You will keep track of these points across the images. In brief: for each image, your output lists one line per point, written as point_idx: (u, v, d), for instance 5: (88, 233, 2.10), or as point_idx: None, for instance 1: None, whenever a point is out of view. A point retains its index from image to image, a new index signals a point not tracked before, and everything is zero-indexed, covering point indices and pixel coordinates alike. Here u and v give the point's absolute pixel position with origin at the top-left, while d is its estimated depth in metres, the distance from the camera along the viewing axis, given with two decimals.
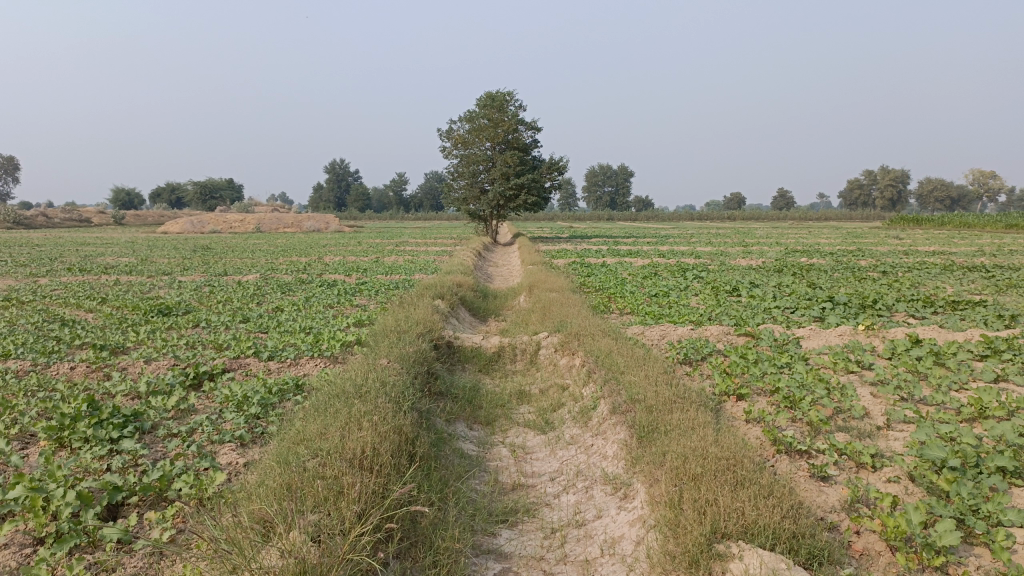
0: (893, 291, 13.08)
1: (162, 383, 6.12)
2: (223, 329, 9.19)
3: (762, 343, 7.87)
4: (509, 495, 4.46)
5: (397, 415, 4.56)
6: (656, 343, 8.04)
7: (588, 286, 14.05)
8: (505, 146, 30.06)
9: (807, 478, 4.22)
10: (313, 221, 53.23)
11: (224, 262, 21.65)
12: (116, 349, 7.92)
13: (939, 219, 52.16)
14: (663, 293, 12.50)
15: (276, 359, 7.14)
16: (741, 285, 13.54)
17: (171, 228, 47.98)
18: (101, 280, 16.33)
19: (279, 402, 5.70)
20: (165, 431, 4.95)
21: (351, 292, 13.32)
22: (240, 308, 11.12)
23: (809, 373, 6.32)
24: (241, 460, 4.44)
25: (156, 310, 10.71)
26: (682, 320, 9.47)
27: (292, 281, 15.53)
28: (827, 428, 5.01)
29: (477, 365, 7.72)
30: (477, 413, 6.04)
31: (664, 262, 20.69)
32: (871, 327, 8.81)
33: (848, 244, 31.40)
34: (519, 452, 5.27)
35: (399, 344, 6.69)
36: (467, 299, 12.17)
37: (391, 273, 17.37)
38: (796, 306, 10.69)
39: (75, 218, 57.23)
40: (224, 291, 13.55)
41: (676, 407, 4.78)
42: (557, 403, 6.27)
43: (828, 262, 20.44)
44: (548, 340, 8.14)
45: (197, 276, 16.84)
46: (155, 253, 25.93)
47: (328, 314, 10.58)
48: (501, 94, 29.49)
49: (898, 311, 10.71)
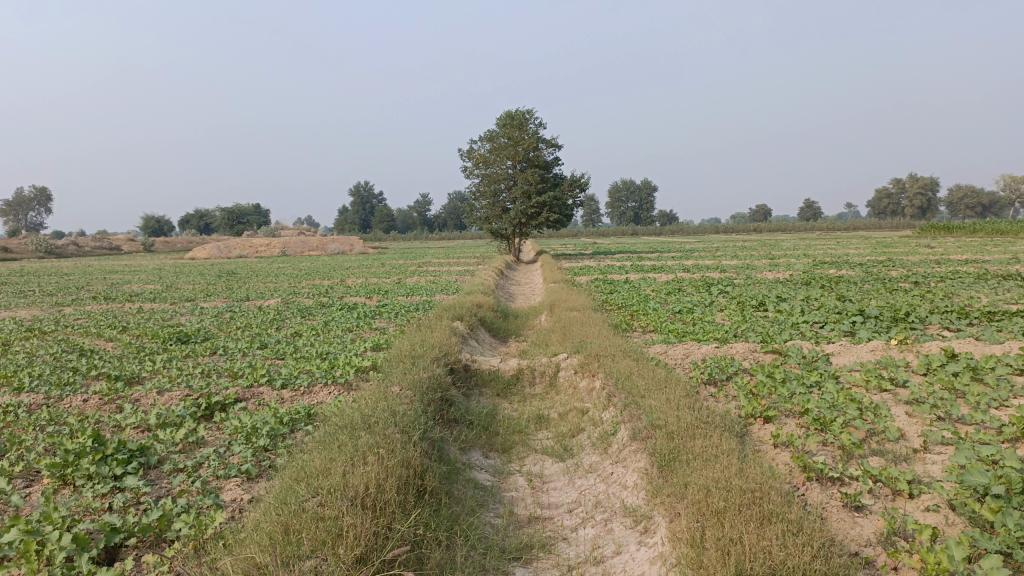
0: (925, 303, 12.69)
1: (173, 415, 6.00)
2: (240, 357, 9.09)
3: (790, 361, 7.59)
4: (524, 529, 4.24)
5: (406, 446, 4.38)
6: (680, 362, 7.80)
7: (610, 303, 13.83)
8: (526, 164, 30.00)
9: (840, 508, 3.96)
10: (337, 244, 53.54)
11: (247, 287, 21.71)
12: (131, 379, 7.83)
13: (970, 227, 51.15)
14: (687, 309, 12.23)
15: (290, 386, 7.00)
16: (768, 300, 13.23)
17: (198, 254, 48.51)
18: (124, 308, 16.41)
19: (290, 432, 5.55)
20: (171, 466, 4.81)
21: (371, 315, 13.22)
22: (258, 334, 11.05)
23: (840, 392, 6.04)
24: (245, 497, 4.29)
25: (174, 338, 10.67)
26: (707, 338, 9.21)
27: (313, 305, 15.48)
28: (860, 452, 4.75)
29: (495, 389, 7.52)
30: (493, 439, 5.84)
31: (688, 277, 20.38)
32: (904, 341, 8.48)
33: (877, 255, 30.81)
34: (536, 481, 5.06)
35: (413, 369, 6.52)
36: (486, 320, 11.99)
37: (412, 295, 17.27)
38: (824, 321, 10.37)
39: (105, 246, 58.13)
40: (245, 317, 13.51)
41: (699, 433, 4.54)
42: (576, 428, 6.05)
43: (857, 274, 20.00)
44: (567, 361, 7.93)
45: (219, 302, 16.86)
46: (180, 280, 26.11)
47: (346, 339, 10.45)
48: (520, 112, 29.49)
49: (932, 324, 10.34)
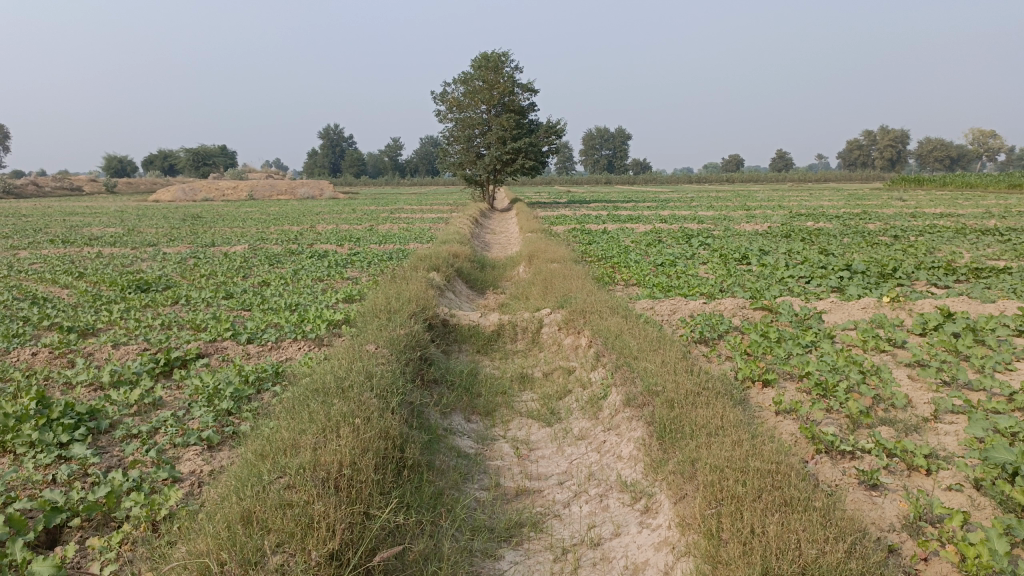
0: (910, 257, 12.45)
1: (128, 373, 5.54)
2: (203, 307, 8.58)
3: (782, 319, 7.30)
4: (513, 504, 3.90)
5: (384, 414, 3.99)
6: (668, 320, 7.47)
7: (590, 254, 13.45)
8: (501, 109, 29.23)
9: (855, 486, 3.67)
10: (307, 188, 52.27)
11: (214, 232, 20.94)
12: (85, 331, 7.31)
13: (941, 181, 51.39)
14: (669, 262, 11.88)
15: (256, 341, 6.55)
16: (751, 252, 12.92)
17: (162, 197, 47.10)
18: (83, 252, 15.67)
19: (255, 394, 5.13)
20: (123, 431, 4.38)
21: (343, 264, 12.70)
22: (223, 283, 10.50)
23: (840, 354, 5.75)
24: (206, 469, 3.88)
25: (134, 286, 10.09)
26: (693, 293, 8.86)
27: (281, 252, 14.89)
28: (869, 422, 4.46)
29: (475, 347, 7.13)
30: (475, 402, 5.47)
31: (667, 228, 19.99)
32: (896, 299, 8.23)
33: (852, 207, 30.67)
34: (522, 448, 4.71)
35: (389, 326, 6.09)
36: (463, 271, 11.53)
37: (385, 242, 16.73)
38: (811, 276, 10.08)
39: (65, 186, 56.22)
40: (210, 263, 12.89)
41: (702, 401, 4.20)
42: (562, 389, 5.70)
43: (835, 227, 19.82)
44: (551, 317, 7.54)
45: (183, 248, 16.18)
46: (143, 223, 25.19)
47: (316, 289, 9.95)
48: (496, 54, 28.60)
49: (919, 280, 10.11)
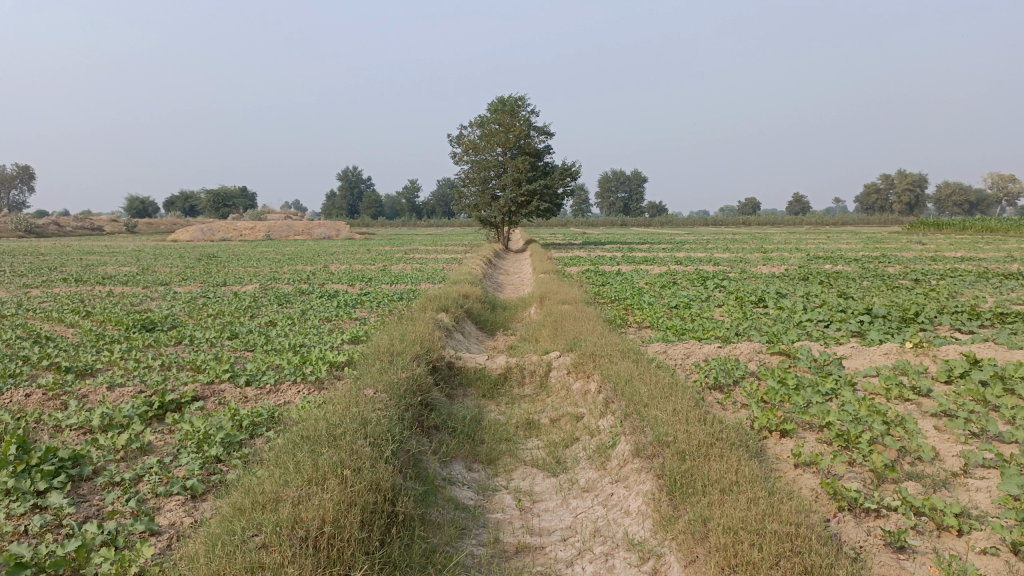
0: (932, 302, 12.14)
1: (119, 416, 5.36)
2: (206, 348, 8.42)
3: (800, 364, 7.03)
4: (512, 562, 3.63)
5: (377, 464, 3.76)
6: (681, 364, 7.21)
7: (603, 296, 13.24)
8: (516, 151, 29.34)
9: (882, 549, 3.38)
10: (323, 228, 52.62)
11: (227, 272, 20.96)
12: (83, 372, 7.16)
13: (961, 224, 50.91)
14: (684, 304, 11.63)
15: (255, 383, 6.36)
16: (768, 295, 12.66)
17: (180, 237, 47.51)
18: (95, 290, 15.66)
19: (248, 440, 4.92)
20: (105, 479, 4.18)
21: (352, 305, 12.55)
22: (230, 323, 10.36)
23: (862, 402, 5.47)
24: (187, 521, 3.66)
25: (139, 325, 9.98)
26: (708, 337, 8.61)
27: (292, 292, 14.79)
28: (895, 476, 4.17)
29: (481, 390, 6.89)
30: (478, 450, 5.23)
31: (682, 270, 19.76)
32: (919, 345, 7.93)
33: (869, 251, 30.32)
34: (524, 500, 4.46)
35: (390, 369, 5.87)
36: (473, 312, 11.35)
37: (397, 283, 16.61)
38: (829, 320, 9.80)
39: (86, 226, 56.96)
40: (219, 303, 12.79)
41: (716, 453, 3.95)
42: (569, 437, 5.45)
43: (853, 270, 19.52)
44: (560, 361, 7.30)
45: (194, 287, 16.16)
46: (158, 262, 25.33)
47: (322, 330, 9.78)
48: (512, 97, 28.85)
49: (943, 325, 9.79)
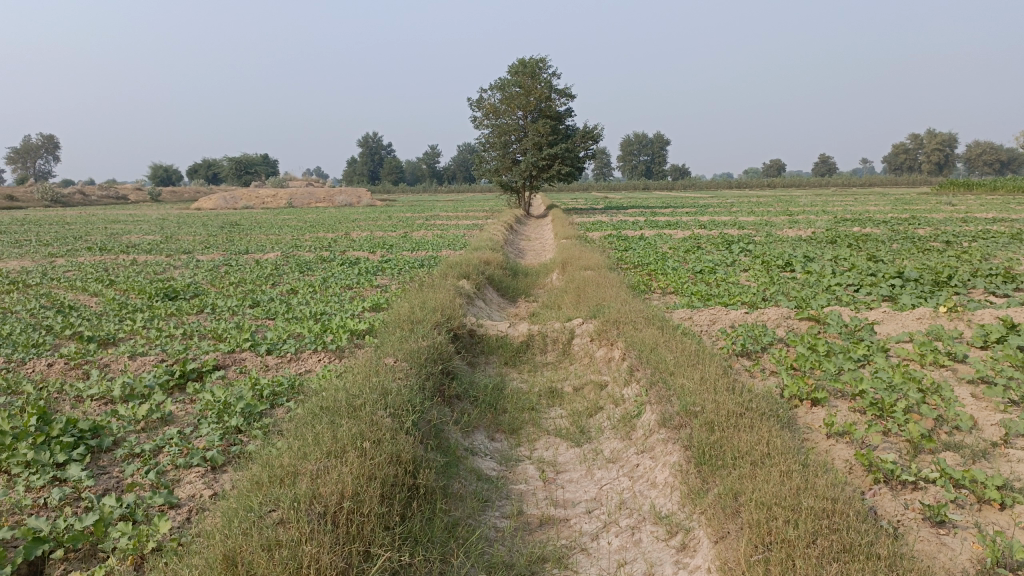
0: (965, 264, 11.81)
1: (140, 386, 5.34)
2: (228, 316, 8.39)
3: (829, 330, 6.85)
4: (536, 534, 3.55)
5: (397, 435, 3.68)
6: (707, 331, 7.06)
7: (626, 261, 13.04)
8: (537, 115, 28.95)
9: (920, 524, 3.25)
10: (345, 195, 52.55)
11: (249, 240, 20.98)
12: (106, 341, 7.15)
13: (992, 184, 49.73)
14: (709, 269, 11.43)
15: (275, 352, 6.31)
16: (795, 259, 12.39)
17: (203, 205, 47.68)
18: (118, 259, 15.71)
19: (268, 410, 4.88)
20: (125, 450, 4.15)
21: (373, 272, 12.48)
22: (251, 291, 10.33)
23: (895, 370, 5.30)
24: (207, 494, 3.62)
25: (161, 294, 9.97)
26: (733, 302, 8.44)
27: (313, 259, 14.75)
28: (931, 447, 4.03)
29: (503, 359, 6.80)
30: (500, 419, 5.14)
31: (706, 233, 19.45)
32: (953, 309, 7.70)
33: (898, 212, 29.70)
34: (548, 471, 4.37)
35: (410, 337, 5.77)
36: (494, 278, 11.22)
37: (418, 250, 16.50)
38: (859, 284, 9.55)
39: (111, 195, 57.37)
40: (241, 271, 12.77)
41: (747, 423, 3.82)
42: (593, 406, 5.34)
43: (882, 232, 19.10)
44: (583, 327, 7.18)
45: (217, 255, 16.17)
46: (182, 231, 25.45)
47: (343, 297, 9.73)
48: (533, 60, 28.40)
49: (977, 288, 9.51)
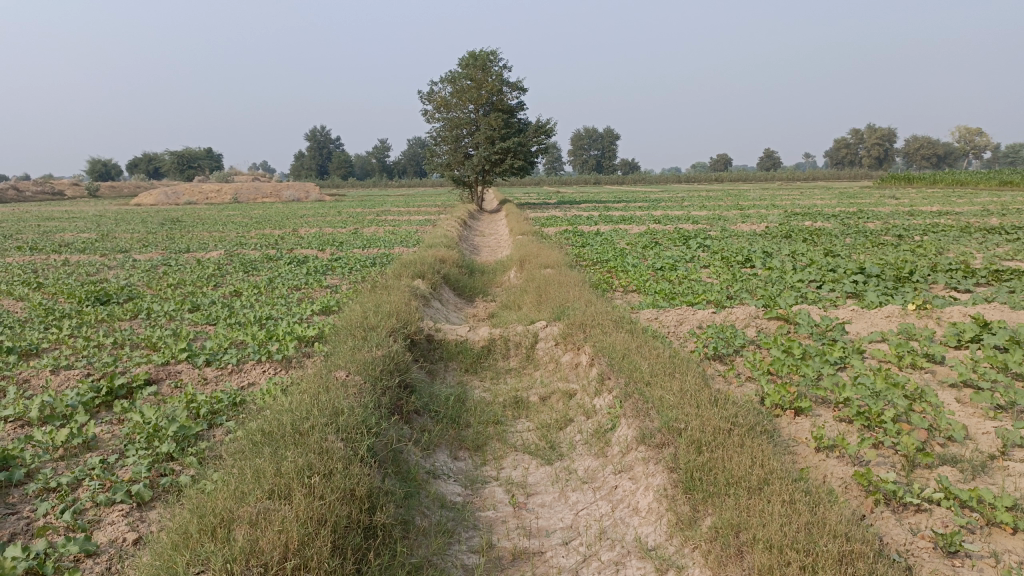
0: (922, 258, 11.78)
1: (61, 406, 4.80)
2: (164, 322, 7.80)
3: (801, 330, 6.60)
4: (508, 572, 3.18)
5: (351, 465, 3.26)
6: (675, 333, 6.76)
7: (585, 258, 12.74)
8: (489, 108, 28.52)
9: (932, 555, 2.97)
10: (292, 190, 51.34)
11: (191, 237, 20.12)
12: (27, 352, 6.53)
13: (931, 178, 51.00)
14: (669, 266, 11.17)
15: (214, 363, 5.80)
16: (755, 255, 12.23)
17: (144, 200, 46.02)
18: (49, 259, 14.83)
19: (205, 432, 4.39)
20: (38, 485, 3.64)
21: (322, 271, 11.93)
22: (191, 293, 9.71)
23: (876, 374, 5.06)
24: (131, 539, 3.15)
25: (93, 298, 9.30)
26: (699, 301, 8.18)
27: (259, 258, 14.10)
28: (929, 461, 3.77)
29: (463, 366, 6.38)
30: (463, 435, 4.74)
31: (662, 228, 19.29)
32: (921, 307, 7.56)
33: (845, 207, 30.10)
34: (517, 494, 3.98)
35: (364, 346, 5.31)
36: (450, 277, 10.79)
37: (369, 247, 15.96)
38: (823, 281, 9.39)
39: (46, 190, 55.06)
40: (181, 271, 12.09)
41: (737, 441, 3.50)
42: (562, 418, 4.97)
43: (835, 227, 19.16)
44: (546, 330, 6.81)
45: (155, 254, 15.35)
46: (119, 228, 24.31)
47: (290, 299, 9.19)
48: (485, 52, 27.96)
49: (938, 284, 9.42)
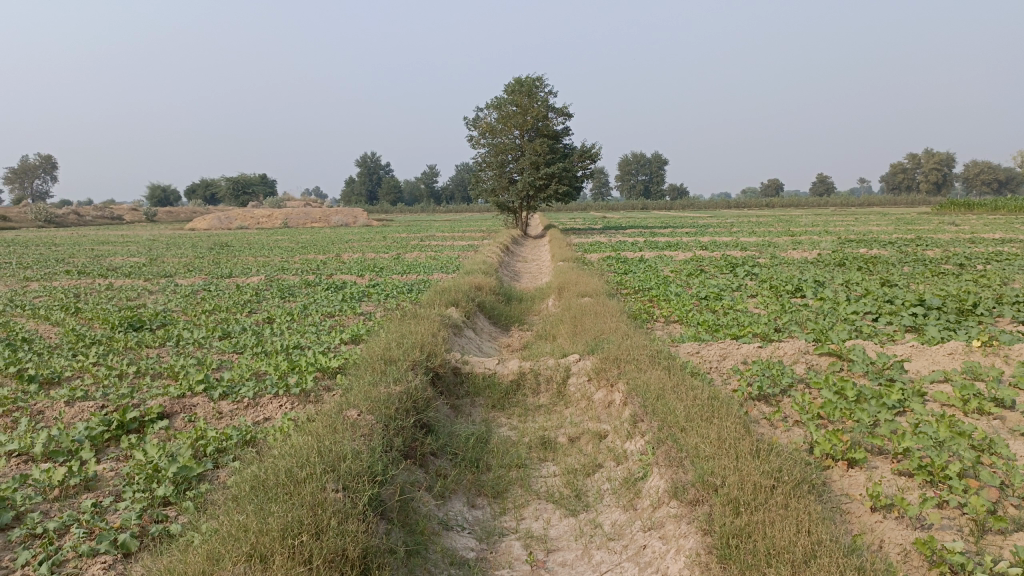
0: (985, 289, 11.11)
1: (67, 441, 4.62)
2: (192, 350, 7.68)
3: (854, 368, 6.12)
4: None
5: (347, 520, 2.97)
6: (717, 369, 6.33)
7: (626, 286, 12.36)
8: (534, 134, 28.38)
9: None
10: (341, 215, 51.97)
11: (236, 262, 20.29)
12: (49, 380, 6.41)
13: (993, 204, 49.23)
14: (714, 295, 10.72)
15: (230, 396, 5.58)
16: (805, 284, 11.71)
17: (197, 224, 47.05)
18: (96, 284, 15.02)
19: (207, 473, 4.15)
20: (23, 530, 3.42)
21: (358, 298, 11.78)
22: (225, 320, 9.63)
23: (939, 421, 4.58)
24: None
25: (127, 324, 9.25)
26: (744, 334, 7.74)
27: (298, 284, 14.05)
28: (1002, 527, 3.32)
29: (490, 401, 6.05)
30: (482, 480, 4.41)
31: (708, 255, 18.79)
32: (988, 343, 7.00)
33: (902, 233, 29.07)
34: (536, 550, 3.62)
35: (382, 381, 5.03)
36: (486, 305, 10.51)
37: (409, 273, 15.83)
38: (878, 313, 8.84)
39: (107, 215, 56.77)
40: (219, 297, 12.06)
41: (781, 501, 3.12)
42: (591, 462, 4.60)
43: (891, 254, 18.41)
44: (579, 365, 6.45)
45: (197, 279, 15.43)
46: (169, 253, 24.72)
47: (322, 327, 9.02)
48: (530, 79, 27.89)
49: (1004, 317, 8.80)
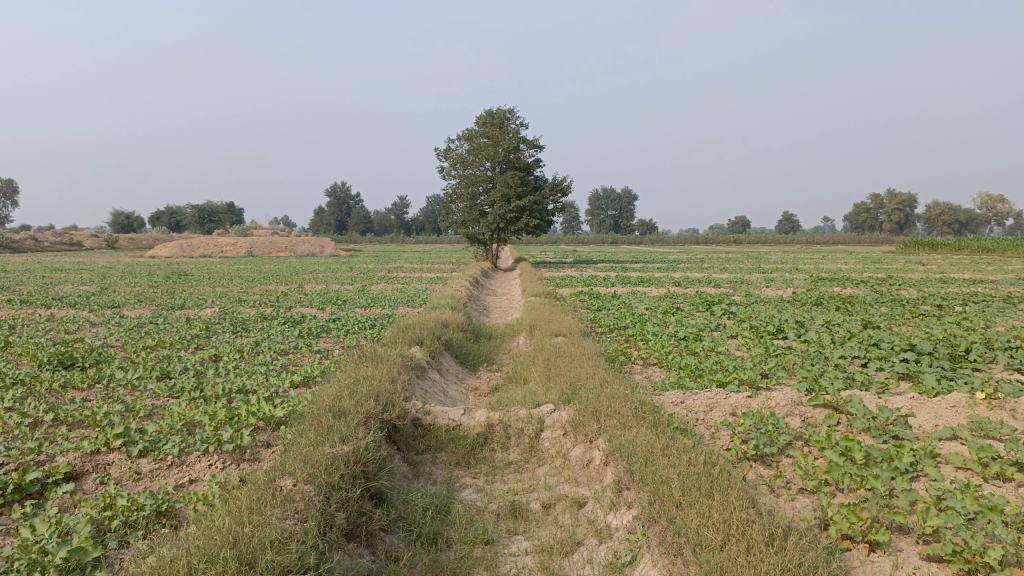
0: (970, 333, 10.72)
1: None
2: (123, 394, 6.90)
3: (856, 422, 5.54)
4: None
5: None
6: (705, 423, 5.73)
7: (601, 324, 11.80)
8: (505, 166, 27.97)
9: None
10: (308, 244, 51.07)
11: (192, 292, 19.37)
12: None
13: (956, 244, 49.97)
14: (693, 335, 10.18)
15: (153, 452, 4.85)
16: (786, 324, 11.23)
17: (159, 252, 45.78)
18: (36, 314, 14.07)
19: (106, 559, 3.41)
20: None
21: (316, 334, 11.05)
22: (168, 357, 8.85)
23: (965, 492, 4.00)
24: None
25: (57, 362, 8.43)
26: (730, 380, 7.17)
27: (254, 317, 13.26)
28: None
29: (453, 458, 5.36)
30: (442, 562, 3.73)
31: (682, 292, 18.34)
32: (992, 394, 6.48)
33: (871, 272, 29.05)
34: None
35: (327, 440, 4.35)
36: (453, 343, 9.86)
37: (373, 306, 15.14)
38: (868, 358, 8.35)
39: (66, 240, 55.06)
40: (166, 331, 11.24)
41: None
42: (568, 539, 3.93)
43: (867, 294, 18.15)
44: (554, 417, 5.79)
45: (146, 311, 14.54)
46: (122, 281, 23.64)
47: (273, 367, 8.28)
48: (501, 110, 27.57)
49: (999, 364, 8.35)
